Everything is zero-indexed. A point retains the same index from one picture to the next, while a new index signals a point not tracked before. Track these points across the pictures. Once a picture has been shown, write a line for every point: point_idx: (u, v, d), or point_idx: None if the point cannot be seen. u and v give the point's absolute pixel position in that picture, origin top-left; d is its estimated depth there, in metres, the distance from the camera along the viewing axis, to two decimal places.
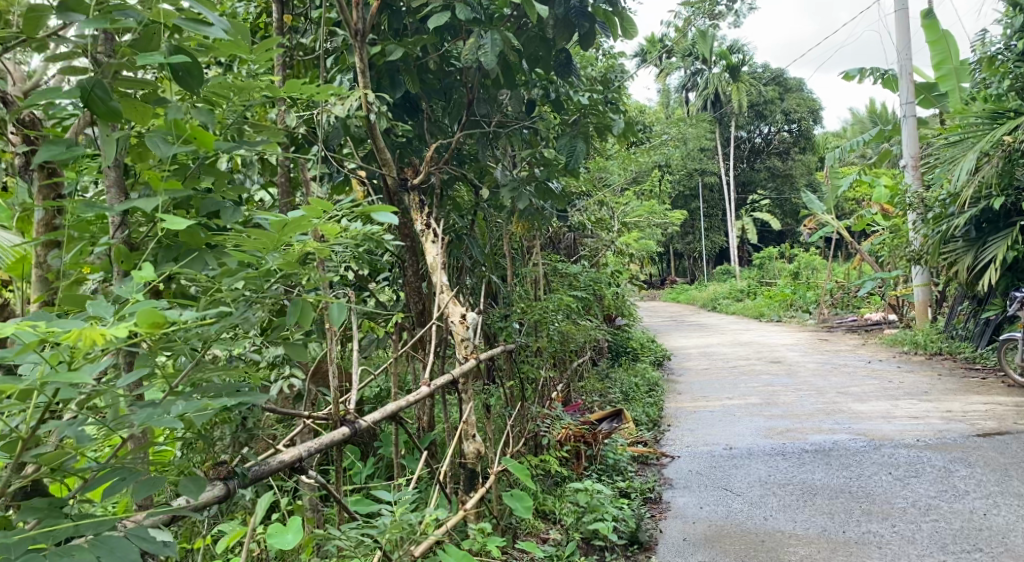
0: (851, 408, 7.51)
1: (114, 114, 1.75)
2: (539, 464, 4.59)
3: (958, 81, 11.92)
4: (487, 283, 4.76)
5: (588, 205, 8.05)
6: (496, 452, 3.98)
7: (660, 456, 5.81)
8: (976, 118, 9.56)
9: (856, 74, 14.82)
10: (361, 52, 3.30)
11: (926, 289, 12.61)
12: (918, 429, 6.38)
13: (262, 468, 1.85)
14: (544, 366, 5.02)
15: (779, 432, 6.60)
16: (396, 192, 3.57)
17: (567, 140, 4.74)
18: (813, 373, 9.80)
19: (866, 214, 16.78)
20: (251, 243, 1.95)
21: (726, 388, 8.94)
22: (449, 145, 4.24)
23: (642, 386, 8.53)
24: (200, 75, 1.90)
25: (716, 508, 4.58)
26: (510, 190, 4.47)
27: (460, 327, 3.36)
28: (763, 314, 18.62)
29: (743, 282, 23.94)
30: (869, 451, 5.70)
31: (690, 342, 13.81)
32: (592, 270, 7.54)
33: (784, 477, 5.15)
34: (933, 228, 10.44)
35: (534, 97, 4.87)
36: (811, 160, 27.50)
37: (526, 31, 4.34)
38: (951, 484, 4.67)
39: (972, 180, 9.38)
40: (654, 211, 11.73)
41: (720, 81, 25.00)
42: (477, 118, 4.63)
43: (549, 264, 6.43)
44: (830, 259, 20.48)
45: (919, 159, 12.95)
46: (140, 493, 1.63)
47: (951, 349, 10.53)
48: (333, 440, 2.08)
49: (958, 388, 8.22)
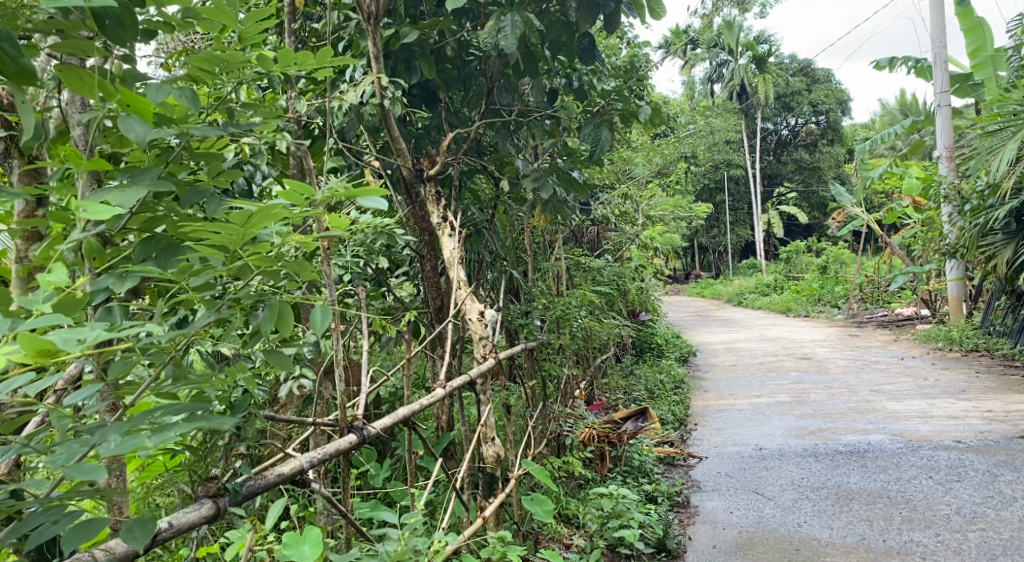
0: (885, 407, 7.26)
1: (28, 73, 1.46)
2: (561, 466, 4.43)
3: (994, 70, 11.57)
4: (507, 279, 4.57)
5: (612, 198, 7.84)
6: (516, 454, 3.80)
7: (687, 457, 5.60)
8: (1015, 106, 9.25)
9: (887, 64, 14.46)
10: (373, 36, 3.08)
11: (961, 283, 12.27)
12: (957, 430, 6.15)
13: (246, 489, 1.66)
14: (567, 364, 4.86)
15: (811, 432, 6.38)
16: (411, 184, 3.38)
17: (592, 128, 4.49)
18: (844, 370, 9.55)
19: (897, 207, 16.40)
20: (210, 237, 1.63)
21: (754, 386, 8.70)
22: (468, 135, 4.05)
23: (667, 384, 8.32)
24: (134, 25, 1.58)
25: (747, 513, 4.39)
26: (532, 180, 4.29)
27: (479, 324, 3.18)
28: (790, 309, 18.30)
29: (770, 276, 23.59)
30: (906, 453, 5.48)
31: (716, 338, 13.56)
32: (615, 265, 7.34)
33: (817, 479, 4.93)
34: (971, 221, 10.16)
35: (556, 86, 4.70)
36: (839, 152, 27.05)
37: (549, 15, 4.14)
38: (997, 489, 4.46)
39: (1012, 171, 9.07)
40: (679, 204, 11.50)
41: (746, 72, 24.59)
42: (497, 106, 4.44)
43: (572, 258, 6.23)
44: (859, 253, 20.12)
45: (954, 150, 12.61)
46: (66, 543, 1.37)
47: (988, 346, 10.24)
48: (342, 447, 1.93)
49: (997, 387, 7.97)
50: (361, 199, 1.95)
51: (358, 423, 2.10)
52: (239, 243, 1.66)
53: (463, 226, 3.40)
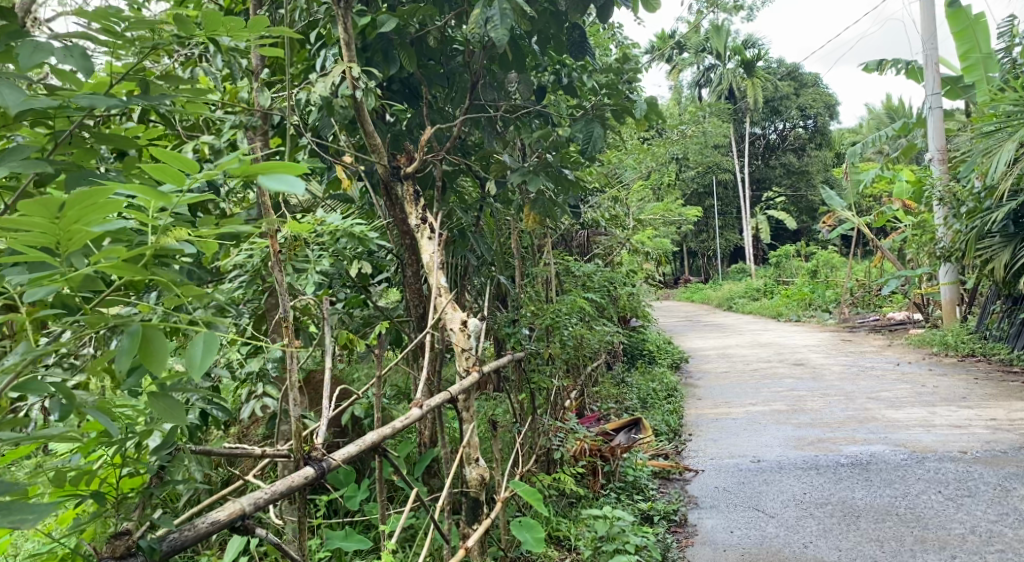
0: (885, 416, 7.03)
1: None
2: (552, 484, 4.18)
3: (986, 72, 11.37)
4: (488, 286, 4.30)
5: (602, 201, 7.61)
6: (503, 475, 3.52)
7: (683, 470, 5.34)
8: (1012, 106, 9.07)
9: (877, 66, 14.27)
10: (345, 19, 2.78)
11: (954, 287, 12.11)
12: (962, 440, 5.94)
13: (160, 547, 1.52)
14: (557, 374, 4.61)
15: (810, 442, 6.14)
16: (387, 183, 3.08)
17: (583, 123, 4.13)
18: (840, 377, 9.33)
19: (887, 211, 16.24)
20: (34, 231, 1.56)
21: (748, 394, 8.46)
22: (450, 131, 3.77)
23: (660, 392, 8.07)
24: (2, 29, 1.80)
25: (748, 533, 4.13)
26: (518, 178, 3.97)
27: (461, 335, 2.91)
28: (781, 314, 18.09)
29: (759, 280, 23.40)
30: (912, 465, 5.26)
31: (707, 343, 13.30)
32: (605, 271, 7.09)
33: (820, 495, 4.67)
34: (967, 224, 9.98)
35: (544, 83, 4.45)
36: (827, 156, 26.93)
37: (537, 2, 3.89)
38: (1012, 506, 4.26)
39: (1009, 173, 8.88)
40: (668, 207, 11.26)
41: (734, 76, 24.42)
42: (483, 103, 4.16)
43: (562, 263, 5.98)
44: (850, 257, 19.95)
45: (945, 153, 12.46)
46: None
47: (985, 351, 10.07)
48: (300, 480, 1.73)
49: (997, 394, 7.78)
50: (262, 176, 1.53)
51: (317, 454, 1.85)
52: (64, 236, 1.57)
53: (445, 228, 3.12)
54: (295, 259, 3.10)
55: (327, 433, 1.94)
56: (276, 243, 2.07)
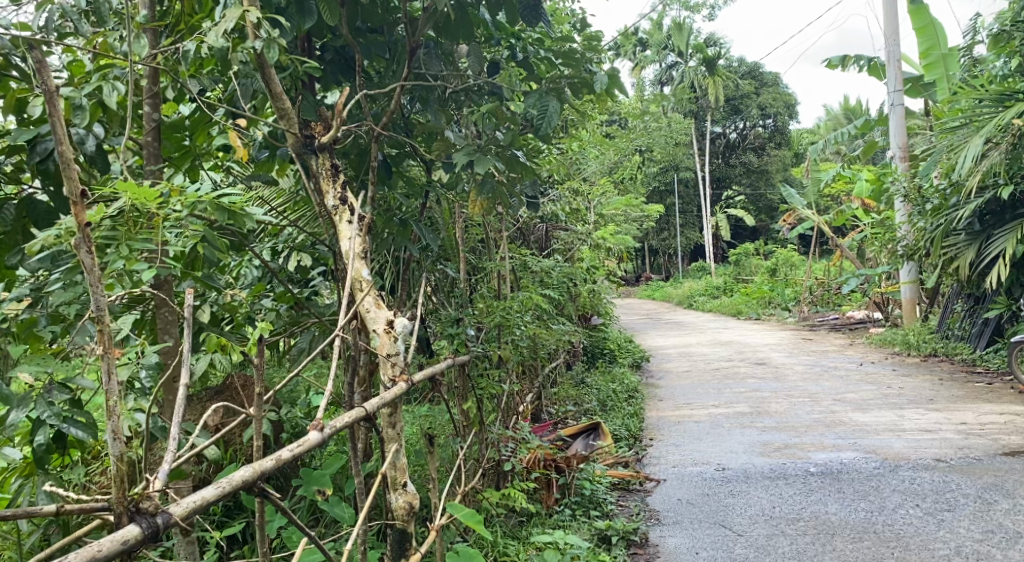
0: (852, 419, 6.72)
1: None
2: (500, 501, 3.76)
3: (947, 71, 11.02)
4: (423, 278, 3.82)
5: (562, 193, 7.19)
6: (438, 499, 3.05)
7: (643, 481, 4.94)
8: (976, 102, 8.84)
9: (839, 63, 14.02)
10: None
11: (914, 285, 11.95)
12: (935, 446, 5.65)
13: None
14: (507, 381, 4.16)
15: (777, 448, 5.80)
16: (300, 157, 2.61)
17: (536, 96, 3.58)
18: (803, 377, 9.04)
19: (847, 209, 16.07)
20: None
21: (710, 395, 8.11)
22: (382, 104, 3.33)
23: (620, 393, 7.71)
24: None
25: (716, 555, 3.75)
26: (462, 156, 3.45)
27: (386, 338, 2.44)
28: (741, 312, 17.85)
29: (719, 278, 23.23)
30: (885, 474, 4.94)
31: (668, 342, 12.97)
32: (564, 266, 6.68)
33: (790, 509, 4.32)
34: (932, 221, 9.77)
35: (499, 58, 4.00)
36: (787, 155, 26.86)
37: None
38: (997, 522, 3.95)
39: (978, 168, 8.59)
40: (629, 203, 10.88)
41: (695, 74, 24.11)
42: (420, 71, 3.70)
43: (517, 257, 5.53)
44: (809, 256, 19.81)
45: (906, 152, 12.28)
46: None
47: (947, 351, 9.90)
48: (112, 546, 1.56)
49: (964, 396, 7.54)
50: None
51: (148, 505, 1.67)
52: None
53: (371, 211, 2.66)
54: (134, 236, 2.44)
55: (167, 477, 1.73)
56: (81, 215, 1.70)
